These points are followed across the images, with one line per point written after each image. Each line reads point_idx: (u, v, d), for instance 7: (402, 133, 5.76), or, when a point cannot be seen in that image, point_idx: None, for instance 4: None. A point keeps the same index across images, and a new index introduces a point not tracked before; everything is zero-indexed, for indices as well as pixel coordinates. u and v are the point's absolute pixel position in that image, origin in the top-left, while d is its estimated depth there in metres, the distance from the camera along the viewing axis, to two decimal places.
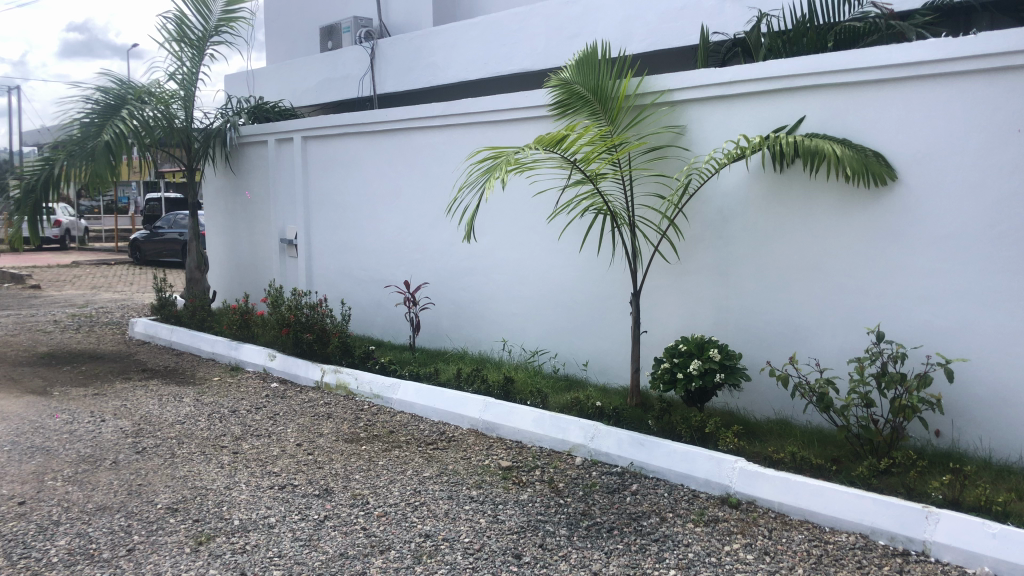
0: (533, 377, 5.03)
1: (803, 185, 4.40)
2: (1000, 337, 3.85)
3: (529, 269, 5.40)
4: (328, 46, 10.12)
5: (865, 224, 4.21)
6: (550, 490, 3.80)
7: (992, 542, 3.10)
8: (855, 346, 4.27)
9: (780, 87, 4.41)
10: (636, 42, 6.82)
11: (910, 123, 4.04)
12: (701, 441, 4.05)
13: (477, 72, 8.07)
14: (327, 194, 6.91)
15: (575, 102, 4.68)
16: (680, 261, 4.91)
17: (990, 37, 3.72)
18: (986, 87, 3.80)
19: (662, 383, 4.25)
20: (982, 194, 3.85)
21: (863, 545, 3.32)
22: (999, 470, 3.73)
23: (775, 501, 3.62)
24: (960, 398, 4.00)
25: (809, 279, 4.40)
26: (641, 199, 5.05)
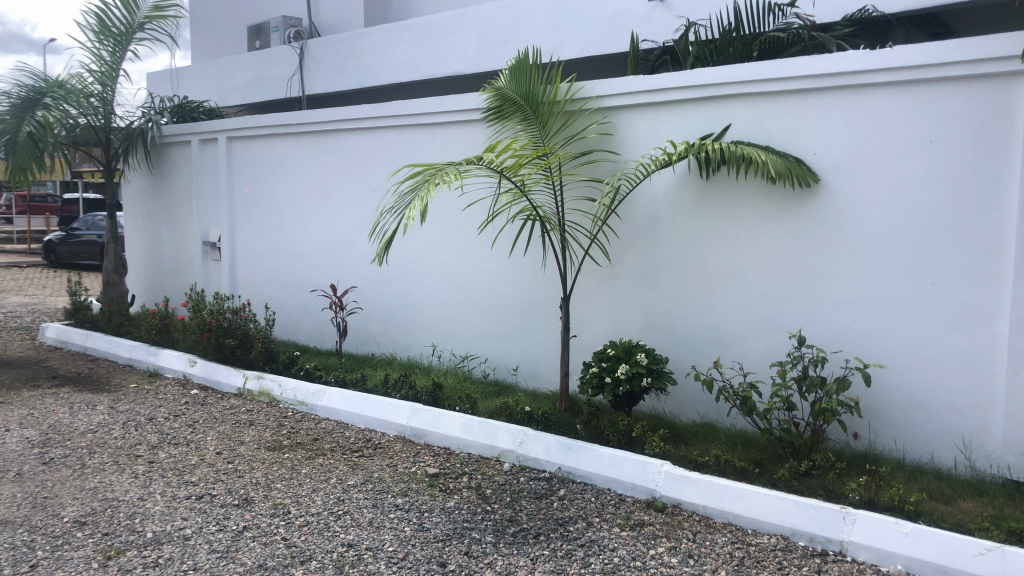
0: (462, 383, 5.00)
1: (728, 191, 4.47)
2: (914, 342, 3.97)
3: (460, 273, 5.37)
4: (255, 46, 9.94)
5: (788, 231, 4.30)
6: (476, 497, 3.77)
7: (904, 541, 3.19)
8: (777, 351, 4.36)
9: (707, 95, 4.47)
10: (567, 48, 6.85)
11: (831, 132, 4.15)
12: (628, 445, 4.09)
13: (410, 74, 8.01)
14: (254, 196, 6.76)
15: (507, 109, 4.69)
16: (610, 266, 4.94)
17: (908, 50, 3.84)
18: (903, 99, 3.92)
19: (591, 388, 4.25)
20: (899, 202, 3.97)
21: (784, 547, 3.37)
22: (912, 470, 3.85)
23: (700, 504, 3.66)
24: (876, 402, 4.13)
25: (734, 285, 4.48)
26: (571, 203, 5.06)
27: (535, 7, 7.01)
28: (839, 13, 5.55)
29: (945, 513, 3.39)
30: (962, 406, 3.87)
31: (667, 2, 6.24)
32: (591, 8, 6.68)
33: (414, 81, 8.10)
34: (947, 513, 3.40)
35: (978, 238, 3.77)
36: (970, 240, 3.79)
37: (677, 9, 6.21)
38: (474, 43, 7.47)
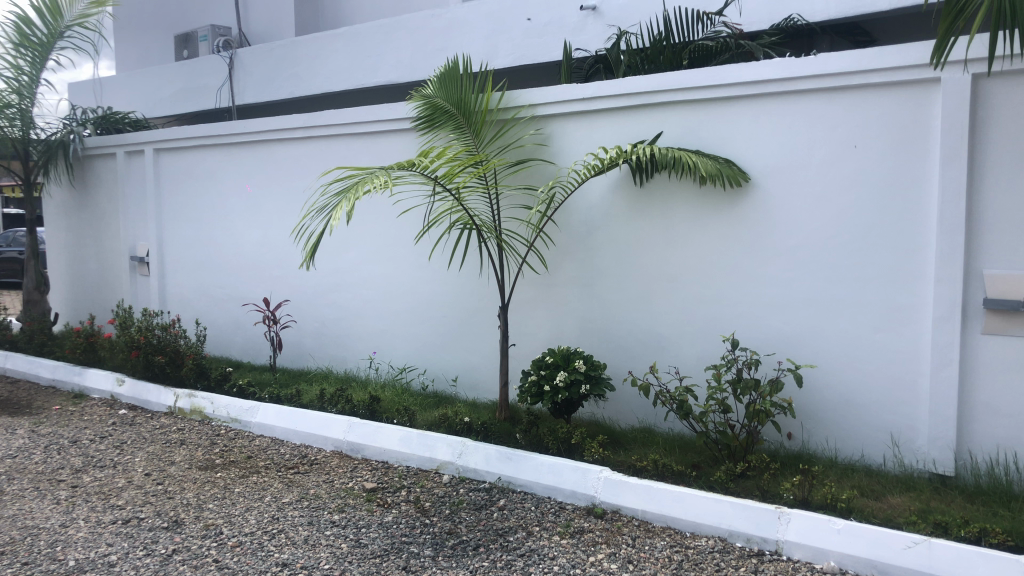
0: (400, 395, 4.95)
1: (662, 197, 4.52)
2: (843, 342, 4.07)
3: (397, 284, 5.33)
4: (184, 55, 9.83)
5: (720, 235, 4.36)
6: (415, 510, 3.73)
7: (837, 537, 3.25)
8: (711, 354, 4.42)
9: (638, 102, 4.52)
10: (500, 56, 6.86)
11: (759, 139, 4.23)
12: (568, 452, 4.10)
13: (344, 83, 7.93)
14: (184, 208, 6.60)
15: (439, 117, 4.66)
16: (547, 274, 4.95)
17: (830, 58, 3.95)
18: (827, 105, 4.03)
19: (530, 396, 4.24)
20: (825, 206, 4.07)
21: (721, 548, 3.41)
22: (844, 468, 3.94)
23: (639, 509, 3.68)
24: (808, 402, 4.22)
25: (669, 290, 4.53)
26: (507, 212, 5.05)
27: (468, 17, 7.03)
28: (763, 22, 5.68)
29: (876, 509, 3.48)
30: (889, 404, 3.98)
31: (599, 11, 6.30)
32: (523, 17, 6.71)
33: (348, 90, 8.01)
34: (877, 509, 3.49)
35: (900, 240, 3.89)
36: (893, 242, 3.91)
37: (608, 18, 6.28)
38: (407, 52, 7.44)
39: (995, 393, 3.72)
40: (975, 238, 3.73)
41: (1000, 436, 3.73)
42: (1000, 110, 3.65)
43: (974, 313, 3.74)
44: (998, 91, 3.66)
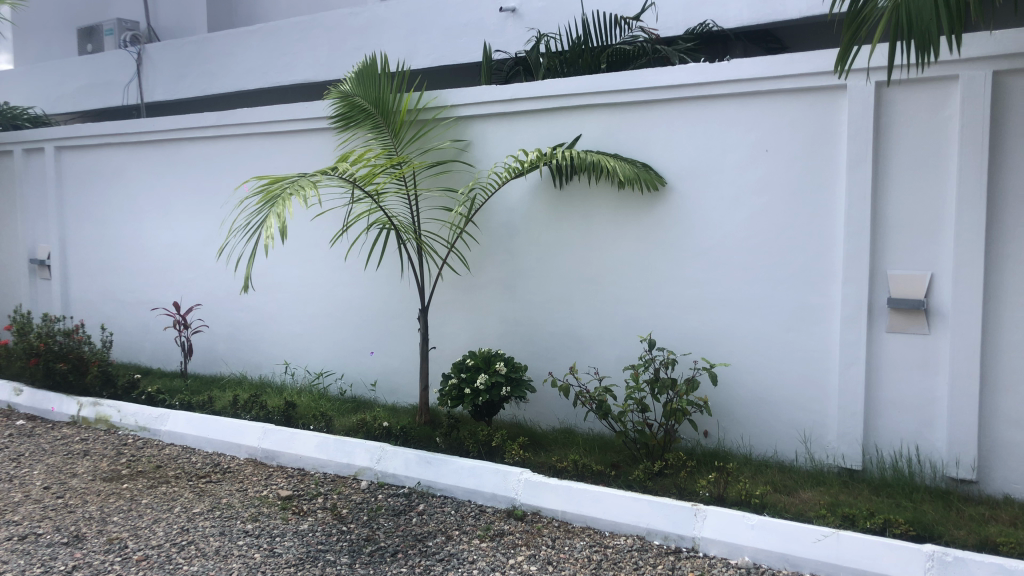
0: (317, 400, 4.85)
1: (581, 200, 4.55)
2: (756, 342, 4.18)
3: (314, 287, 5.22)
4: (87, 50, 9.35)
5: (638, 237, 4.42)
6: (332, 517, 3.65)
7: (751, 533, 3.32)
8: (630, 355, 4.47)
9: (557, 105, 4.54)
10: (420, 56, 6.81)
11: (675, 142, 4.30)
12: (488, 455, 4.09)
13: (260, 81, 7.75)
14: (89, 209, 6.34)
15: (357, 116, 4.56)
16: (468, 276, 4.93)
17: (741, 64, 4.04)
18: (739, 110, 4.12)
19: (450, 400, 4.17)
20: (738, 209, 4.17)
21: (639, 547, 3.44)
22: (757, 464, 4.03)
23: (559, 510, 3.69)
24: (723, 400, 4.31)
25: (588, 291, 4.57)
26: (427, 213, 5.01)
27: (386, 16, 6.95)
28: (678, 28, 5.78)
29: (788, 504, 3.57)
30: (800, 401, 4.10)
31: (518, 13, 6.32)
32: (442, 17, 6.68)
33: (265, 88, 7.84)
34: (789, 504, 3.58)
35: (808, 242, 4.02)
36: (802, 243, 4.03)
37: (527, 20, 6.29)
38: (326, 49, 7.31)
39: (900, 389, 3.87)
40: (879, 239, 3.88)
41: (904, 430, 3.88)
42: (902, 118, 3.80)
43: (880, 312, 3.89)
44: (899, 99, 3.81)
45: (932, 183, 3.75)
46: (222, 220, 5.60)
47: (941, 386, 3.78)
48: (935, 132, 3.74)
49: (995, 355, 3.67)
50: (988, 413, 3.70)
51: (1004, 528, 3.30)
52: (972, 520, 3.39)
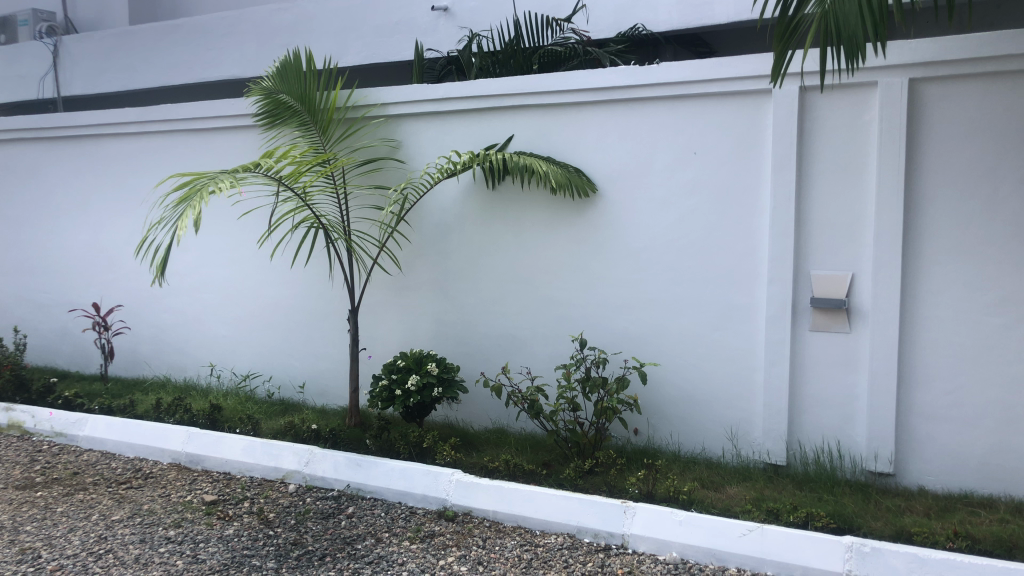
0: (244, 403, 4.76)
1: (513, 201, 4.56)
2: (684, 341, 4.25)
3: (242, 288, 5.12)
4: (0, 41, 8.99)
5: (569, 238, 4.45)
6: (258, 522, 3.58)
7: (679, 528, 3.38)
8: (561, 354, 4.50)
9: (489, 106, 4.55)
10: (350, 54, 6.73)
11: (606, 143, 4.34)
12: (420, 456, 4.08)
13: (186, 76, 7.56)
14: (3, 207, 6.10)
15: (283, 113, 4.50)
16: (400, 276, 4.89)
17: (670, 67, 4.11)
18: (668, 113, 4.19)
19: (381, 402, 4.12)
20: (668, 210, 4.23)
21: (570, 545, 3.45)
22: (685, 461, 4.10)
23: (490, 510, 3.68)
24: (653, 398, 4.37)
25: (520, 292, 4.58)
26: (357, 212, 4.95)
27: (317, 12, 6.86)
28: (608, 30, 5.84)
29: (715, 499, 3.64)
30: (726, 399, 4.18)
31: (451, 12, 6.30)
32: (374, 15, 6.62)
33: (192, 84, 7.64)
34: (716, 499, 3.65)
35: (734, 243, 4.10)
36: (728, 244, 4.12)
37: (460, 20, 6.28)
38: (256, 45, 7.17)
39: (822, 386, 3.98)
40: (803, 240, 3.99)
41: (825, 426, 3.99)
42: (823, 123, 3.91)
43: (804, 311, 3.99)
44: (821, 104, 3.92)
45: (852, 187, 3.87)
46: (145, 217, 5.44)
47: (861, 383, 3.90)
48: (856, 137, 3.85)
49: (912, 353, 3.83)
50: (904, 408, 3.87)
51: (919, 519, 3.42)
52: (889, 511, 3.52)
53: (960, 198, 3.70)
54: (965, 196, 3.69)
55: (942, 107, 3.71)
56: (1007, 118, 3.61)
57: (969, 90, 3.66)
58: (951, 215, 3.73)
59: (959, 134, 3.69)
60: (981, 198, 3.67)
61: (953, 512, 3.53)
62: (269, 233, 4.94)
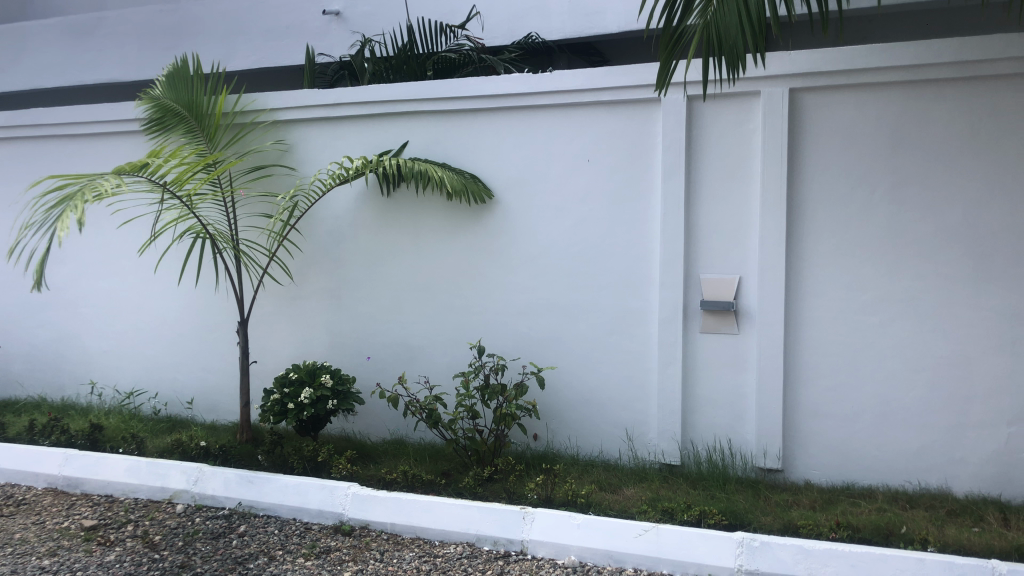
0: (128, 422, 4.57)
1: (409, 207, 4.52)
2: (581, 346, 4.30)
3: (125, 301, 4.91)
4: None
5: (466, 245, 4.44)
6: (142, 546, 3.42)
7: (577, 532, 3.41)
8: (460, 362, 4.48)
9: (384, 111, 4.50)
10: (239, 58, 6.55)
11: (501, 151, 4.36)
12: (315, 470, 4.01)
13: (62, 78, 7.19)
14: None
15: (169, 119, 4.32)
16: (294, 285, 4.77)
17: (561, 75, 4.16)
18: (561, 120, 4.23)
19: (273, 416, 4.00)
20: (563, 216, 4.27)
21: (469, 553, 3.43)
22: (583, 465, 4.14)
23: (388, 522, 3.63)
24: (552, 403, 4.40)
25: (417, 299, 4.54)
26: (246, 221, 4.81)
27: (204, 14, 6.64)
28: (502, 38, 5.86)
29: (612, 502, 3.70)
30: (620, 402, 4.25)
31: (343, 16, 6.21)
32: (264, 18, 6.47)
33: (69, 87, 7.28)
34: (613, 501, 3.71)
35: (625, 249, 4.18)
36: (620, 250, 4.19)
37: (353, 25, 6.19)
38: (138, 46, 6.87)
39: (712, 387, 4.10)
40: (692, 245, 4.10)
41: (716, 425, 4.11)
42: (709, 130, 4.03)
43: (694, 315, 4.10)
44: (707, 112, 4.04)
45: (737, 193, 4.00)
46: (14, 220, 5.13)
47: (749, 383, 4.03)
48: (741, 143, 3.98)
49: (795, 353, 3.99)
50: (790, 407, 4.02)
51: (806, 512, 3.56)
52: (777, 506, 3.64)
53: (837, 203, 3.88)
54: (842, 201, 3.87)
55: (820, 115, 3.88)
56: (881, 126, 3.80)
57: (844, 100, 3.84)
58: (831, 218, 3.90)
59: (837, 141, 3.87)
60: (856, 203, 3.85)
61: (837, 504, 3.68)
62: (150, 243, 4.74)
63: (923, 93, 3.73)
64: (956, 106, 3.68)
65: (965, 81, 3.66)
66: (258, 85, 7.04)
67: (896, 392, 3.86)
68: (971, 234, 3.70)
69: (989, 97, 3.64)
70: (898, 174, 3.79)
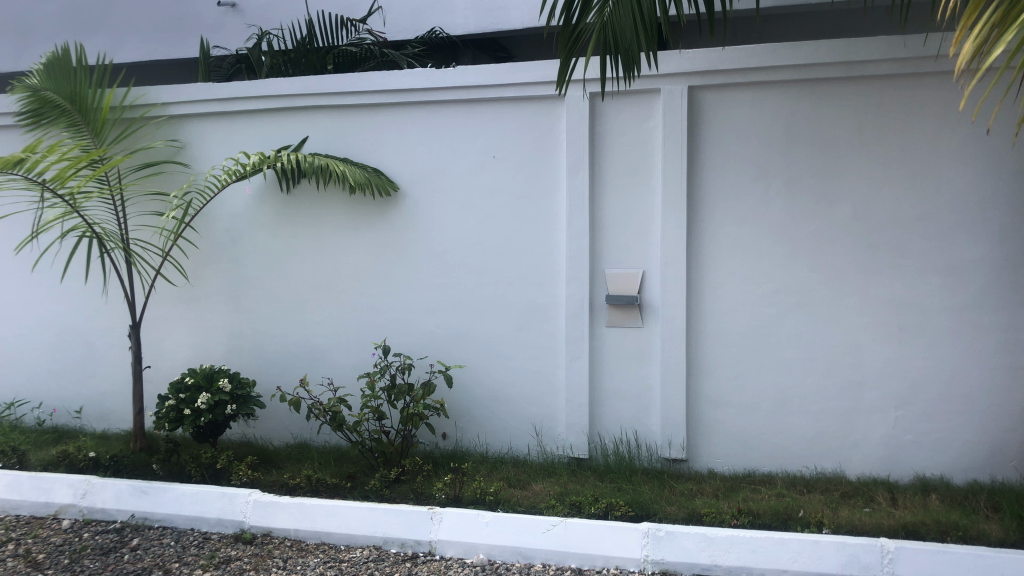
0: (9, 434, 4.32)
1: (310, 203, 4.41)
2: (488, 342, 4.28)
3: (4, 305, 4.64)
4: None
5: (369, 242, 4.36)
6: (24, 565, 3.23)
7: (485, 530, 3.39)
8: (365, 362, 4.41)
9: (283, 106, 4.37)
10: (127, 49, 6.27)
11: (405, 147, 4.29)
12: (213, 478, 3.88)
13: None
14: None
15: (48, 112, 4.08)
16: (189, 286, 4.60)
17: (463, 71, 4.13)
18: (466, 116, 4.21)
19: (167, 423, 3.83)
20: (468, 213, 4.25)
21: (375, 557, 3.37)
22: (492, 462, 4.13)
23: (291, 528, 3.53)
24: (459, 402, 4.37)
25: (320, 299, 4.44)
26: (136, 219, 4.61)
27: (88, 3, 6.33)
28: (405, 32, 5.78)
29: (520, 498, 3.70)
30: (528, 398, 4.26)
31: (238, 8, 6.02)
32: (155, 9, 6.21)
33: None
34: (521, 497, 3.71)
35: (530, 245, 4.19)
36: (524, 246, 4.20)
37: (249, 17, 6.01)
38: (15, 35, 6.46)
39: (617, 380, 4.15)
40: (595, 241, 4.14)
41: (623, 418, 4.17)
42: (611, 128, 4.08)
43: (600, 309, 4.14)
44: (608, 110, 4.08)
45: (639, 189, 4.06)
46: None
47: (653, 375, 4.10)
48: (642, 140, 4.04)
49: (697, 345, 4.08)
50: (692, 398, 4.11)
51: (709, 500, 3.65)
52: (682, 496, 3.72)
53: (735, 198, 3.98)
54: (740, 198, 3.98)
55: (718, 113, 3.97)
56: (775, 124, 3.91)
57: (741, 98, 3.93)
58: (730, 215, 3.99)
59: (735, 139, 3.96)
60: (753, 198, 3.96)
61: (738, 491, 3.78)
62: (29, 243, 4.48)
63: (815, 92, 3.85)
64: (846, 105, 3.82)
65: (852, 80, 3.81)
66: (150, 78, 6.76)
67: (793, 381, 3.99)
68: (859, 228, 3.86)
69: (874, 96, 3.79)
70: (792, 170, 3.91)
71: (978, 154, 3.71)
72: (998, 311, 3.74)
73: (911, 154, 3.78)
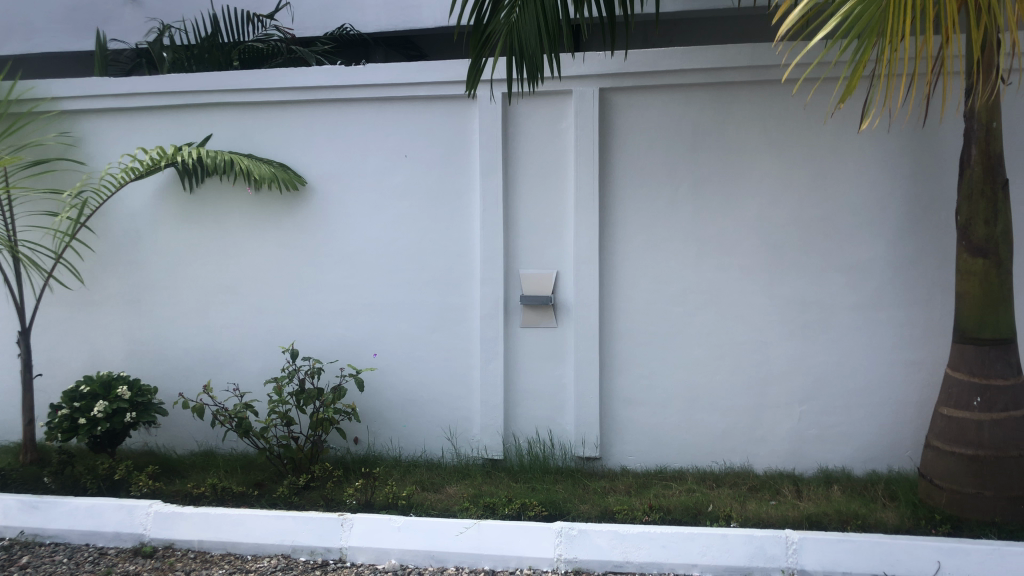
0: None
1: (215, 202, 4.27)
2: (401, 344, 4.24)
3: None
4: None
5: (277, 242, 4.26)
6: None
7: (398, 534, 3.34)
8: (273, 366, 4.31)
9: (184, 102, 4.23)
10: (17, 41, 5.97)
11: (314, 145, 4.20)
12: (111, 490, 3.73)
13: None
14: None
15: None
16: (85, 289, 4.41)
17: (373, 69, 4.06)
18: (376, 115, 4.15)
19: (60, 433, 3.66)
20: (379, 213, 4.19)
21: (283, 566, 3.28)
22: (404, 466, 4.09)
23: (195, 540, 3.41)
24: (371, 406, 4.31)
25: (226, 301, 4.32)
26: (26, 220, 4.39)
27: None
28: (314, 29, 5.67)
29: (433, 501, 3.67)
30: (441, 400, 4.24)
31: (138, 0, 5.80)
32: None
33: None
34: (434, 501, 3.68)
35: (442, 246, 4.16)
36: (436, 247, 4.17)
37: (149, 10, 5.81)
38: None
39: (530, 380, 4.17)
40: (507, 242, 4.13)
41: (536, 418, 4.18)
42: (522, 129, 4.08)
43: (514, 310, 4.14)
44: (520, 111, 4.08)
45: (550, 190, 4.08)
46: None
47: (567, 375, 4.13)
48: (553, 141, 4.06)
49: (608, 344, 4.12)
50: (605, 397, 4.15)
51: (621, 497, 3.69)
52: (595, 494, 3.75)
53: (646, 199, 4.04)
54: (650, 199, 4.03)
55: (629, 115, 4.02)
56: (684, 126, 3.98)
57: (651, 100, 3.99)
58: (640, 216, 4.05)
59: (645, 140, 4.02)
60: (663, 200, 4.02)
61: (649, 487, 3.84)
62: None
63: (723, 95, 3.94)
64: (751, 108, 3.92)
65: (758, 84, 3.91)
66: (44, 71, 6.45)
67: (701, 379, 4.07)
68: (764, 229, 3.96)
69: (778, 100, 3.90)
70: (699, 172, 3.99)
71: (875, 157, 3.86)
72: (893, 308, 3.90)
73: (813, 156, 3.90)
